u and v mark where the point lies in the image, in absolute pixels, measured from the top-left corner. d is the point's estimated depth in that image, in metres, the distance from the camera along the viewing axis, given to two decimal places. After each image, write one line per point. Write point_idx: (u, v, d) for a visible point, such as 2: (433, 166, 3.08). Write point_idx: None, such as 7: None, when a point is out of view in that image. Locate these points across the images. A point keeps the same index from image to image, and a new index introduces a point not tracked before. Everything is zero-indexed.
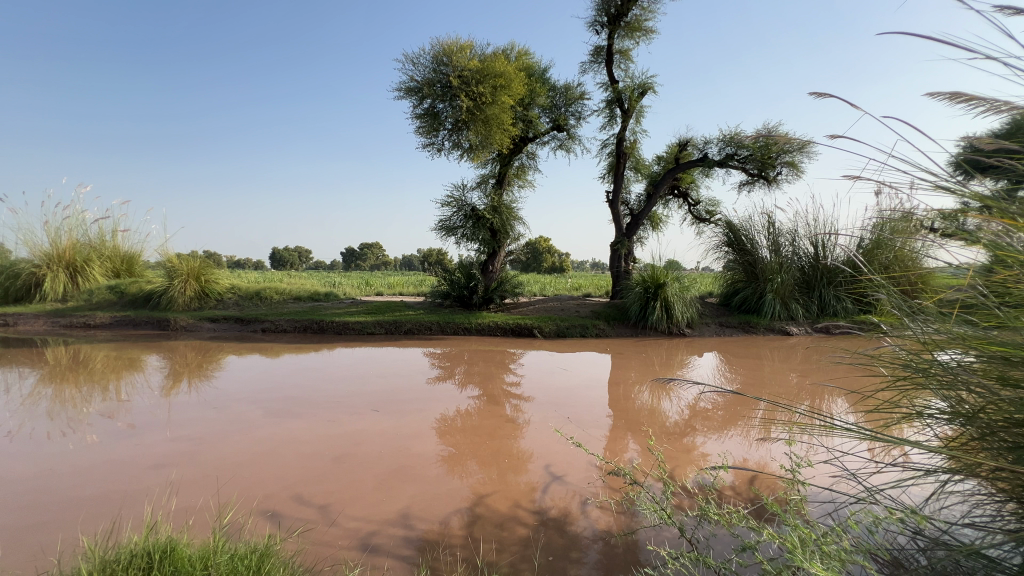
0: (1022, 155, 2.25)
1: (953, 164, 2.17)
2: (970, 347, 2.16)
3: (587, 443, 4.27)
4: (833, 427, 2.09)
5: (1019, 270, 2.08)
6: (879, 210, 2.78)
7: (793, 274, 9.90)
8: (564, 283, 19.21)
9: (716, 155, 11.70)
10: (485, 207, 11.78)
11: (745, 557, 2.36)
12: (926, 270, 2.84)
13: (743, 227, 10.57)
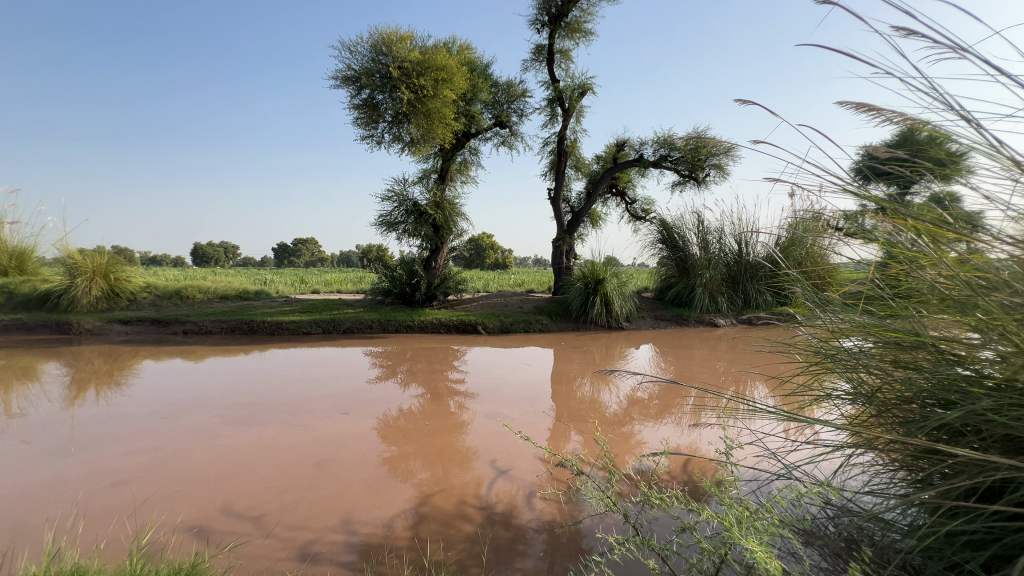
0: (910, 163, 2.55)
1: (856, 170, 2.41)
2: (869, 334, 2.42)
3: (532, 436, 4.32)
4: (756, 411, 2.26)
5: (909, 265, 2.36)
6: (795, 211, 3.04)
7: (720, 270, 10.57)
8: (508, 280, 19.31)
9: (651, 156, 12.26)
10: (428, 202, 11.56)
11: (684, 536, 2.52)
12: (834, 266, 3.15)
13: (675, 225, 11.16)
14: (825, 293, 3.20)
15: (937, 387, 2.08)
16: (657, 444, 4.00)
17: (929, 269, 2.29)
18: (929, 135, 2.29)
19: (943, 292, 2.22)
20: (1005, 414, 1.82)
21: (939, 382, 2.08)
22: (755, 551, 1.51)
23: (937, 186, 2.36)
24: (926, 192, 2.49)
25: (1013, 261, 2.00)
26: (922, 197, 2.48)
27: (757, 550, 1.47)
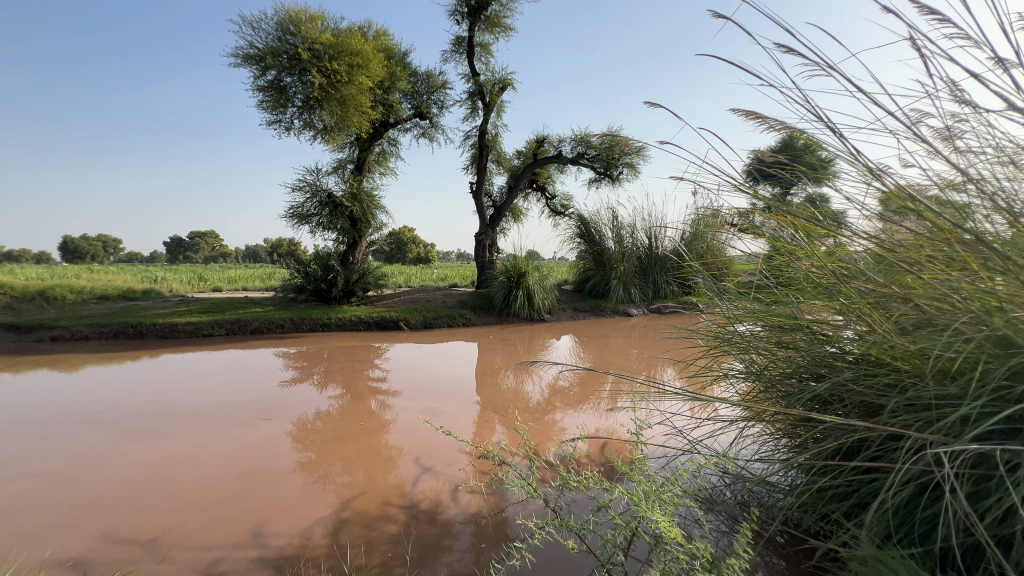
0: (790, 167, 2.88)
1: (747, 172, 2.68)
2: (758, 318, 2.72)
3: (459, 431, 4.31)
4: (665, 392, 2.44)
5: (789, 257, 2.67)
6: (697, 207, 3.31)
7: (632, 263, 11.22)
8: (431, 274, 18.99)
9: (569, 153, 12.69)
10: (344, 193, 11.01)
11: (600, 515, 2.68)
12: (729, 258, 3.47)
13: (592, 220, 11.67)
14: (723, 284, 3.53)
15: (810, 363, 2.38)
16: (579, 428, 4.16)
17: (805, 260, 2.60)
18: (806, 142, 2.59)
19: (815, 280, 2.53)
20: (862, 383, 2.13)
21: (813, 358, 2.38)
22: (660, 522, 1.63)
23: (811, 188, 2.68)
24: (804, 193, 2.82)
25: (868, 253, 2.33)
26: (800, 198, 2.80)
27: (662, 521, 1.58)
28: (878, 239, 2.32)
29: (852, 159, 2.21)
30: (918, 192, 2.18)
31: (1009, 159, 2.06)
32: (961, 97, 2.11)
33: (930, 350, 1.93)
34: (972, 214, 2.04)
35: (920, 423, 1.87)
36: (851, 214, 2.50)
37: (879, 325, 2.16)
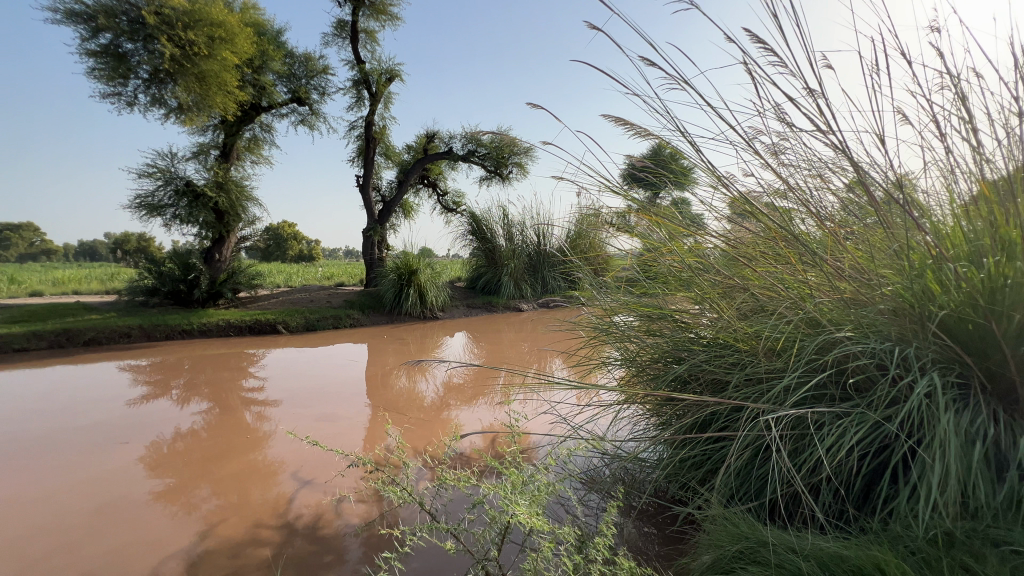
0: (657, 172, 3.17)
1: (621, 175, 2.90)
2: (631, 310, 2.96)
3: (346, 438, 4.06)
4: (552, 382, 2.54)
5: (656, 254, 2.95)
6: (579, 207, 3.50)
7: (522, 259, 11.58)
8: (315, 273, 17.68)
9: (460, 150, 12.69)
10: (206, 182, 9.74)
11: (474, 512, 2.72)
12: (607, 255, 3.73)
13: (483, 218, 11.83)
14: (605, 280, 3.78)
15: (672, 347, 2.65)
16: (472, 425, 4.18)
17: (669, 256, 2.88)
18: (669, 151, 2.87)
19: (675, 273, 2.82)
20: (712, 363, 2.42)
21: (675, 343, 2.65)
22: (525, 517, 1.66)
23: (674, 192, 2.99)
24: (670, 197, 3.12)
25: (717, 249, 2.67)
26: (668, 201, 3.09)
27: (524, 513, 1.62)
28: (726, 237, 2.66)
29: (705, 166, 2.52)
30: (753, 198, 2.54)
31: (817, 172, 2.50)
32: (783, 120, 2.52)
33: (762, 331, 2.26)
34: (792, 216, 2.42)
35: (755, 394, 2.18)
36: (706, 216, 2.82)
37: (725, 311, 2.47)
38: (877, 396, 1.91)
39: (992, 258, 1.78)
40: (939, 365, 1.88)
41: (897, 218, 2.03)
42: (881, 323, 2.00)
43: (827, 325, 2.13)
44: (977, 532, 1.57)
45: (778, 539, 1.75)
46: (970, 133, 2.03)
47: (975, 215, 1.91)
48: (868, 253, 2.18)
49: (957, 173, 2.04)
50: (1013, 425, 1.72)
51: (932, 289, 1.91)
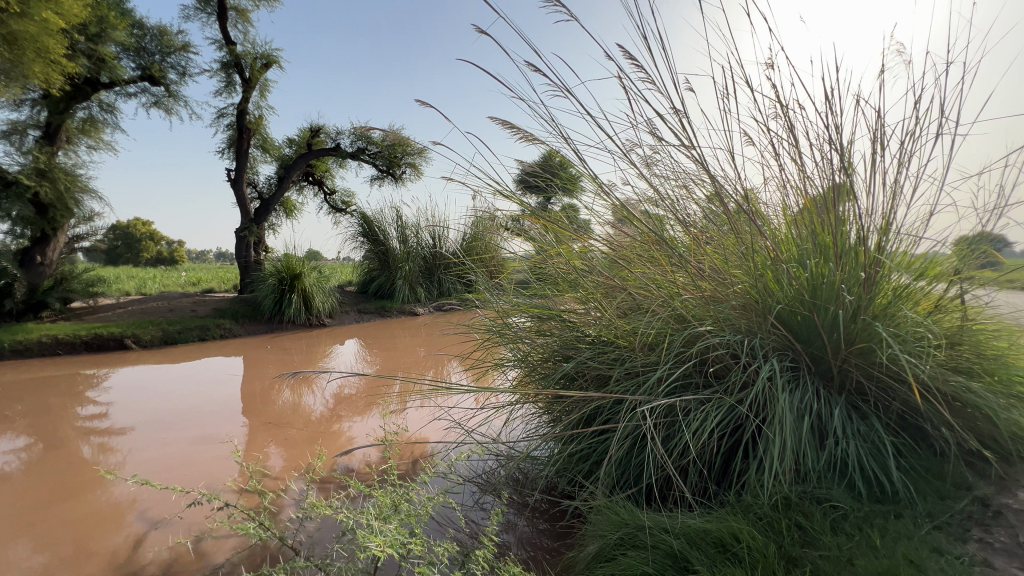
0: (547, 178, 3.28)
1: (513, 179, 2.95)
2: (524, 311, 3.01)
3: (216, 462, 3.57)
4: (445, 388, 2.47)
5: (546, 257, 3.04)
6: (473, 210, 3.48)
7: (417, 262, 11.22)
8: (178, 278, 15.49)
9: (348, 147, 12.03)
10: (21, 169, 7.97)
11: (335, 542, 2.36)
12: (501, 257, 3.77)
13: (375, 219, 11.34)
14: (500, 283, 3.81)
15: (560, 346, 2.74)
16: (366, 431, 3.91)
17: (558, 259, 2.98)
18: (559, 159, 2.99)
19: (563, 275, 2.93)
20: (597, 359, 2.54)
21: (563, 342, 2.74)
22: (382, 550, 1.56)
23: (564, 198, 3.11)
24: (561, 204, 3.23)
25: (601, 252, 2.82)
26: (558, 207, 3.19)
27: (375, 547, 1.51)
28: (609, 243, 2.81)
29: (588, 173, 2.68)
30: (630, 204, 2.72)
31: (683, 183, 2.76)
32: (653, 134, 2.77)
33: (639, 327, 2.43)
34: (664, 223, 2.64)
35: (633, 387, 2.33)
36: (592, 222, 2.96)
37: (607, 310, 2.61)
38: (732, 382, 2.15)
39: (815, 259, 2.13)
40: (778, 352, 2.18)
41: (746, 226, 2.32)
42: (734, 317, 2.26)
43: (692, 320, 2.35)
44: (806, 494, 1.84)
45: (654, 522, 1.89)
46: (797, 155, 2.39)
47: (801, 223, 2.26)
48: (723, 255, 2.46)
49: (789, 188, 2.39)
50: (830, 400, 2.05)
51: (771, 286, 2.22)
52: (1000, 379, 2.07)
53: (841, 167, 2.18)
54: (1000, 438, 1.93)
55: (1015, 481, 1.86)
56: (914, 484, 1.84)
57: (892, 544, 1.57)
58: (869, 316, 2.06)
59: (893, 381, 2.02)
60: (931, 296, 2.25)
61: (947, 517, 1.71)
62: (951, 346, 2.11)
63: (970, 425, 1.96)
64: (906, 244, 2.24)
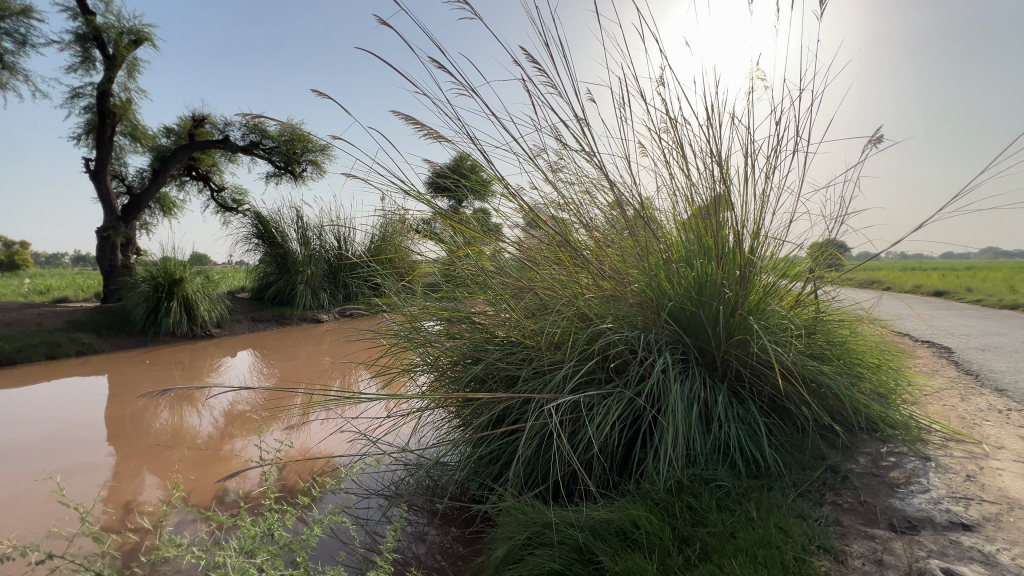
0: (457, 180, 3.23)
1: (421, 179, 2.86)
2: (433, 315, 2.93)
3: (67, 500, 3.01)
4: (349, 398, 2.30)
5: (456, 260, 2.98)
6: (381, 211, 3.33)
7: (321, 266, 10.52)
8: (18, 286, 12.95)
9: (238, 140, 11.00)
10: None
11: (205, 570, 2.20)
12: (410, 260, 3.64)
13: (272, 219, 10.47)
14: (410, 287, 3.69)
15: (470, 348, 2.70)
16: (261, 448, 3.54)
17: (467, 262, 2.95)
18: (469, 161, 2.96)
19: (472, 278, 2.90)
20: (505, 360, 2.55)
21: (473, 344, 2.70)
22: None
23: (475, 202, 3.08)
24: (472, 208, 3.20)
25: (511, 255, 2.84)
26: (469, 210, 3.17)
27: None
28: (519, 246, 2.83)
29: (496, 176, 2.69)
30: (537, 208, 2.77)
31: (586, 189, 2.87)
32: (558, 140, 2.85)
33: (545, 327, 2.48)
34: (569, 227, 2.71)
35: (540, 386, 2.36)
36: (502, 226, 2.97)
37: (515, 311, 2.63)
38: (631, 375, 2.28)
39: (700, 260, 2.33)
40: (671, 346, 2.35)
41: (642, 229, 2.47)
42: (632, 314, 2.39)
43: (594, 318, 2.44)
44: (695, 476, 2.00)
45: (560, 517, 1.93)
46: (685, 165, 2.60)
47: (689, 227, 2.46)
48: (622, 256, 2.59)
49: (678, 195, 2.59)
50: (714, 387, 2.25)
51: (664, 285, 2.39)
52: (845, 362, 2.42)
53: (720, 177, 2.42)
54: (846, 412, 2.25)
55: (856, 448, 2.18)
56: (782, 458, 2.08)
57: (765, 515, 1.75)
58: (744, 310, 2.29)
59: (764, 368, 2.27)
60: (792, 292, 2.57)
61: (808, 484, 1.96)
62: (808, 335, 2.43)
63: (823, 403, 2.26)
64: (773, 247, 2.53)
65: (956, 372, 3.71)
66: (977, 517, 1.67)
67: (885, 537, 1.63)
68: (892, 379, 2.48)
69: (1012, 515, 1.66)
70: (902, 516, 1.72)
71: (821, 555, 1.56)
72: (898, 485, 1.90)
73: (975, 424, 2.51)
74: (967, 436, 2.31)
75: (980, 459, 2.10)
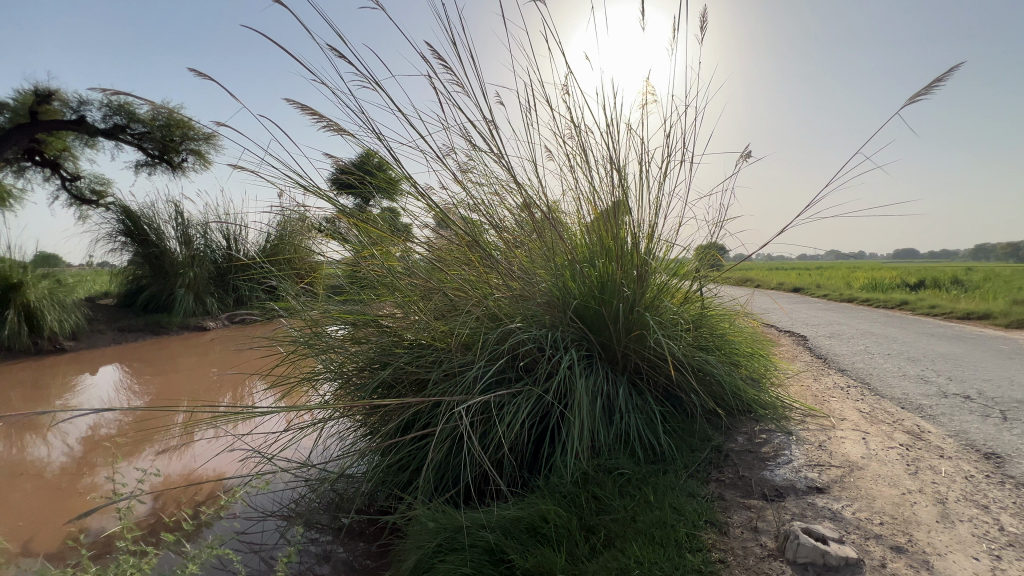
0: (363, 177, 3.08)
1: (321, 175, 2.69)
2: (337, 320, 2.75)
3: None
4: (238, 413, 2.07)
5: (360, 260, 2.83)
6: (278, 207, 3.07)
7: (206, 268, 9.43)
8: None
9: (97, 122, 9.48)
10: None
11: None
12: (312, 260, 3.39)
13: (144, 215, 9.18)
14: (311, 289, 3.44)
15: (377, 353, 2.57)
16: (129, 476, 3.07)
17: (373, 262, 2.81)
18: (374, 158, 2.83)
19: (379, 279, 2.77)
20: (414, 364, 2.47)
21: (380, 348, 2.58)
22: None
23: (382, 201, 2.96)
24: (380, 206, 3.07)
25: (420, 256, 2.76)
26: (377, 209, 3.04)
27: None
28: (428, 247, 2.76)
29: (403, 174, 2.60)
30: (446, 208, 2.72)
31: (495, 190, 2.89)
32: (467, 141, 2.84)
33: (455, 328, 2.45)
34: (479, 228, 2.71)
35: (451, 388, 2.33)
36: (411, 225, 2.88)
37: (424, 313, 2.56)
38: (540, 373, 2.33)
39: (602, 260, 2.45)
40: (576, 343, 2.45)
41: (549, 231, 2.54)
42: (540, 313, 2.45)
43: (503, 319, 2.46)
44: (599, 466, 2.10)
45: (471, 520, 1.92)
46: (588, 170, 2.73)
47: (592, 229, 2.57)
48: (529, 257, 2.64)
49: (582, 199, 2.71)
50: (616, 380, 2.39)
51: (569, 284, 2.48)
52: (725, 351, 2.70)
53: (619, 183, 2.57)
54: (727, 397, 2.50)
55: (735, 429, 2.44)
56: (675, 443, 2.26)
57: (661, 497, 1.89)
58: (641, 307, 2.46)
59: (659, 360, 2.46)
60: (682, 289, 2.81)
61: (697, 465, 2.15)
62: (695, 328, 2.67)
63: (709, 390, 2.49)
64: (665, 248, 2.75)
65: (811, 356, 4.33)
66: (828, 480, 1.95)
67: (758, 505, 1.84)
68: (764, 366, 2.81)
69: (852, 476, 1.97)
70: (772, 486, 1.95)
71: (708, 529, 1.72)
72: (768, 459, 2.16)
73: (825, 401, 2.94)
74: (819, 411, 2.70)
75: (830, 430, 2.46)
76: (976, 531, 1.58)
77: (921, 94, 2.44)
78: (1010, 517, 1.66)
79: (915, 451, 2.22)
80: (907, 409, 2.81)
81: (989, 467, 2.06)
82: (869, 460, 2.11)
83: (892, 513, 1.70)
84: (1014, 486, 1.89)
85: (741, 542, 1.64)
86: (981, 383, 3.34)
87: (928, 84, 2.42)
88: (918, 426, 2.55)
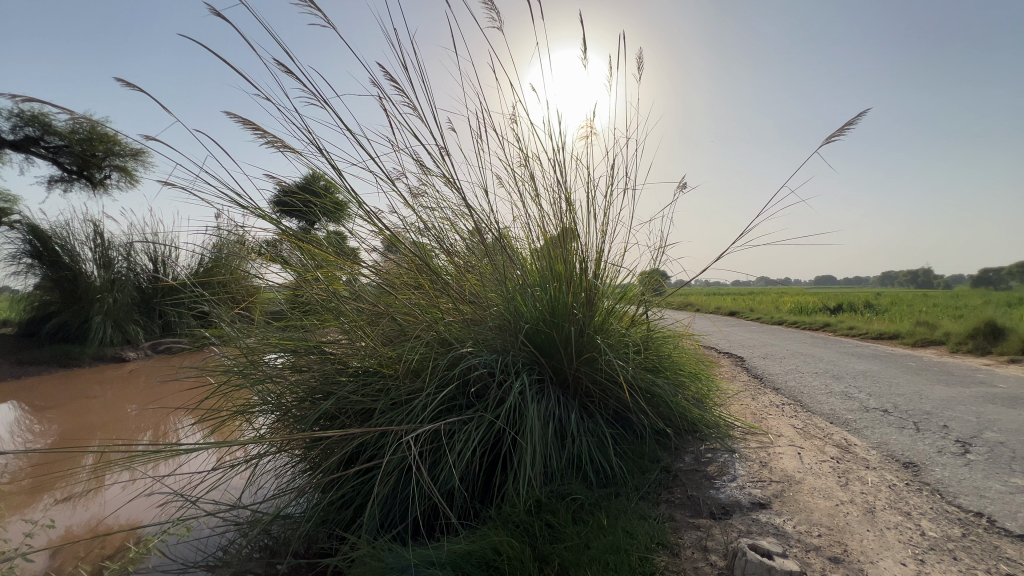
0: (308, 200, 2.96)
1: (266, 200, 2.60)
2: (277, 347, 2.59)
3: None
4: (160, 451, 1.87)
5: (302, 284, 2.69)
6: (214, 228, 2.88)
7: (129, 293, 8.61)
8: None
9: (4, 133, 8.70)
10: None
11: None
12: (249, 285, 3.17)
13: (56, 234, 8.39)
14: (248, 315, 3.23)
15: (320, 382, 2.42)
16: (18, 531, 2.69)
17: (317, 286, 2.68)
18: (319, 183, 2.74)
19: (323, 304, 2.65)
20: (360, 393, 2.35)
21: (323, 377, 2.44)
22: None
23: (331, 225, 2.86)
24: (327, 229, 2.95)
25: (368, 281, 2.67)
26: (322, 233, 2.92)
27: None
28: (377, 271, 2.68)
29: (351, 196, 2.53)
30: (397, 231, 2.66)
31: (446, 215, 2.87)
32: (418, 165, 2.82)
33: (404, 354, 2.37)
34: (429, 252, 2.65)
35: (398, 416, 2.23)
36: (359, 249, 2.79)
37: (371, 339, 2.44)
38: (491, 399, 2.29)
39: (551, 284, 2.48)
40: (528, 366, 2.44)
41: (500, 255, 2.55)
42: (491, 337, 2.44)
43: (454, 343, 2.42)
44: (553, 493, 2.07)
45: (419, 557, 1.82)
46: (538, 198, 2.78)
47: (543, 254, 2.59)
48: (479, 279, 2.62)
49: (532, 225, 2.74)
50: (568, 405, 2.38)
51: (520, 307, 2.47)
52: (671, 372, 2.78)
53: (569, 210, 2.64)
54: (675, 417, 2.57)
55: (683, 449, 2.50)
56: (628, 466, 2.28)
57: (614, 521, 1.88)
58: (591, 330, 2.49)
59: (609, 383, 2.48)
60: (628, 313, 2.89)
61: (648, 487, 2.17)
62: (643, 350, 2.74)
63: (658, 410, 2.55)
64: (613, 273, 2.83)
65: (748, 376, 4.56)
66: (769, 496, 2.02)
67: (707, 524, 1.87)
68: (707, 386, 2.92)
69: (791, 490, 2.06)
70: (718, 504, 2.00)
71: (661, 551, 1.72)
72: (714, 477, 2.21)
73: (763, 419, 3.09)
74: (758, 428, 2.83)
75: (768, 446, 2.58)
76: (902, 537, 1.68)
77: (834, 135, 2.70)
78: (930, 522, 1.79)
79: (844, 463, 2.36)
80: (835, 424, 3.00)
81: (908, 475, 2.22)
82: (805, 474, 2.22)
83: (828, 525, 1.78)
84: (930, 493, 2.04)
85: (692, 562, 1.65)
86: (895, 398, 3.64)
87: (841, 127, 2.68)
88: (845, 439, 2.72)
